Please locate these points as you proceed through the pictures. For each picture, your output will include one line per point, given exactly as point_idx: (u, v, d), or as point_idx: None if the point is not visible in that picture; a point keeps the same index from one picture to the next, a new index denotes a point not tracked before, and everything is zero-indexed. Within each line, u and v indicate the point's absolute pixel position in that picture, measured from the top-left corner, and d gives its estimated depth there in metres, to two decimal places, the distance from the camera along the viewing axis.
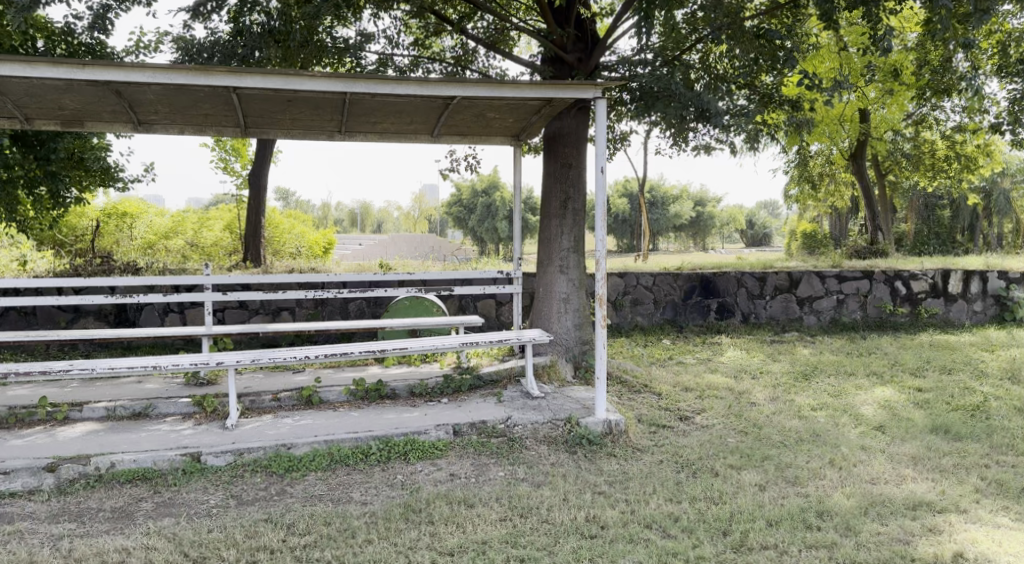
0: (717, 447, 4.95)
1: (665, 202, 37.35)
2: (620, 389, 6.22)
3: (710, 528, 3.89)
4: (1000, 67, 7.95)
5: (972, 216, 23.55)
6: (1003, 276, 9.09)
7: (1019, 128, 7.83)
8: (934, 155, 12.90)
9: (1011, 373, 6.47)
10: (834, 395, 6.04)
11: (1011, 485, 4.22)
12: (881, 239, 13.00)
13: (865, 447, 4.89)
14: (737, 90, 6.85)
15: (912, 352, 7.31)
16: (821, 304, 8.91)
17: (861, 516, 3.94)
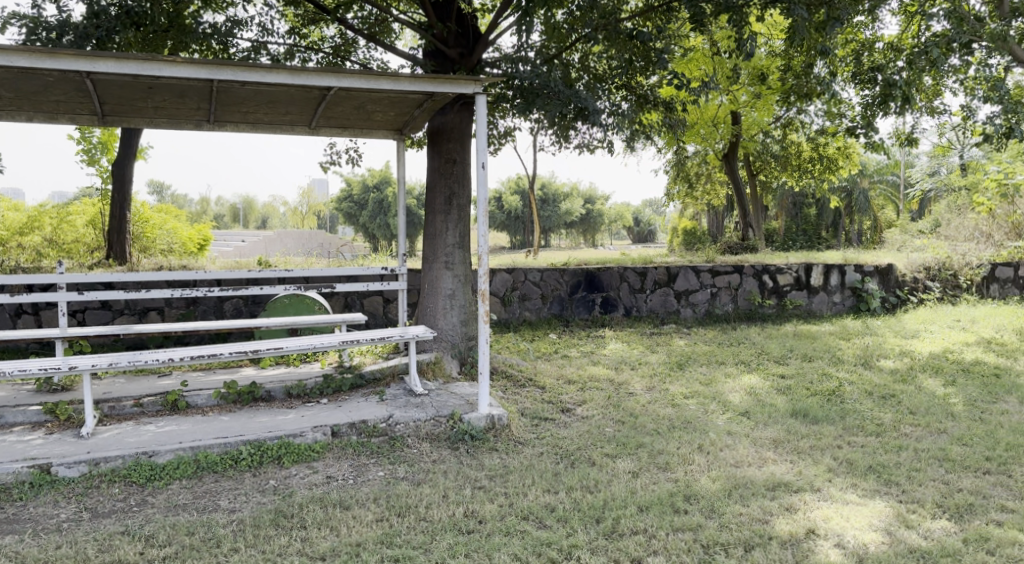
0: (595, 437, 5.06)
1: (556, 199, 38.00)
2: (505, 383, 6.25)
3: (584, 516, 3.97)
4: (853, 74, 8.56)
5: (835, 215, 25.22)
6: (859, 269, 9.66)
7: (871, 131, 8.46)
8: (799, 156, 13.72)
9: (864, 359, 6.96)
10: (706, 384, 6.31)
11: (859, 463, 4.53)
12: (752, 236, 13.74)
13: (732, 432, 5.12)
14: (615, 91, 7.03)
15: (778, 341, 7.74)
16: (697, 297, 9.29)
17: (725, 498, 4.13)
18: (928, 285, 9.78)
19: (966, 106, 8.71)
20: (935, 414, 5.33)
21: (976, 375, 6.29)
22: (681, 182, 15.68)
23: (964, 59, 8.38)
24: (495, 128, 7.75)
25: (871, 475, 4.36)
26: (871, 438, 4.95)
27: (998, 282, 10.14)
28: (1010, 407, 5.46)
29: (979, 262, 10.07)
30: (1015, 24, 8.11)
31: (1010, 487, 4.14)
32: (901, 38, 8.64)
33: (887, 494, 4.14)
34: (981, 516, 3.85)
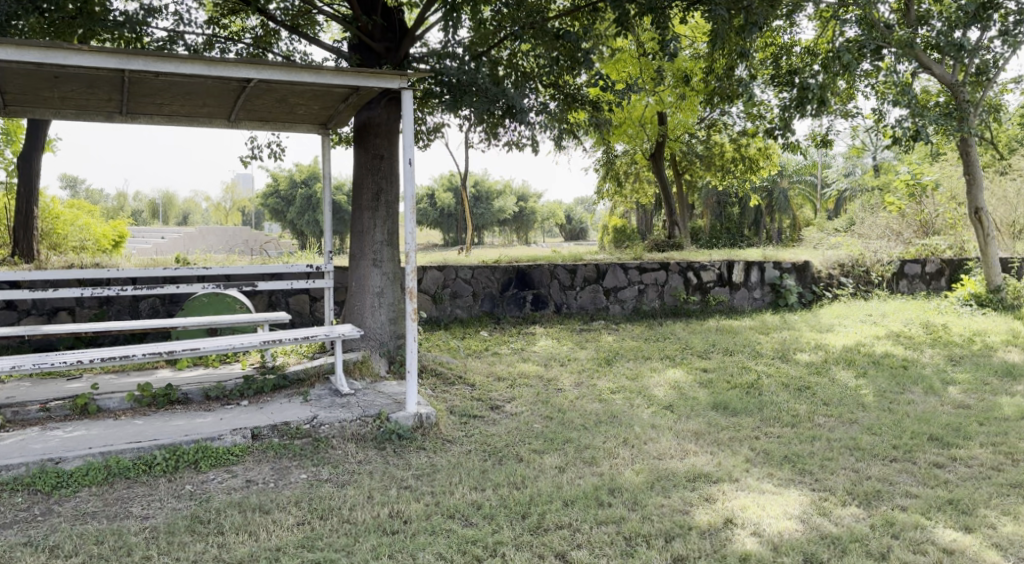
0: (523, 433, 5.08)
1: (489, 197, 38.01)
2: (434, 381, 6.20)
3: (510, 513, 3.97)
4: (772, 78, 8.85)
5: (757, 213, 25.97)
6: (777, 266, 9.97)
7: (788, 133, 8.77)
8: (722, 156, 14.09)
9: (781, 352, 7.20)
10: (632, 378, 6.41)
11: (776, 453, 4.68)
12: (678, 234, 14.05)
13: (656, 426, 5.22)
14: (542, 89, 7.08)
15: (702, 336, 7.93)
16: (625, 294, 9.44)
17: (648, 490, 4.21)
18: (842, 281, 10.17)
19: (877, 109, 9.09)
20: (846, 405, 5.55)
21: (884, 367, 6.59)
22: (610, 181, 15.90)
23: (874, 64, 8.77)
24: (423, 125, 7.68)
25: (786, 465, 4.51)
26: (787, 429, 5.12)
27: (906, 279, 10.51)
28: (915, 397, 5.72)
29: (889, 259, 10.43)
30: (920, 32, 8.52)
31: (915, 473, 4.33)
32: (818, 43, 8.94)
33: (801, 483, 4.29)
34: (888, 501, 4.02)
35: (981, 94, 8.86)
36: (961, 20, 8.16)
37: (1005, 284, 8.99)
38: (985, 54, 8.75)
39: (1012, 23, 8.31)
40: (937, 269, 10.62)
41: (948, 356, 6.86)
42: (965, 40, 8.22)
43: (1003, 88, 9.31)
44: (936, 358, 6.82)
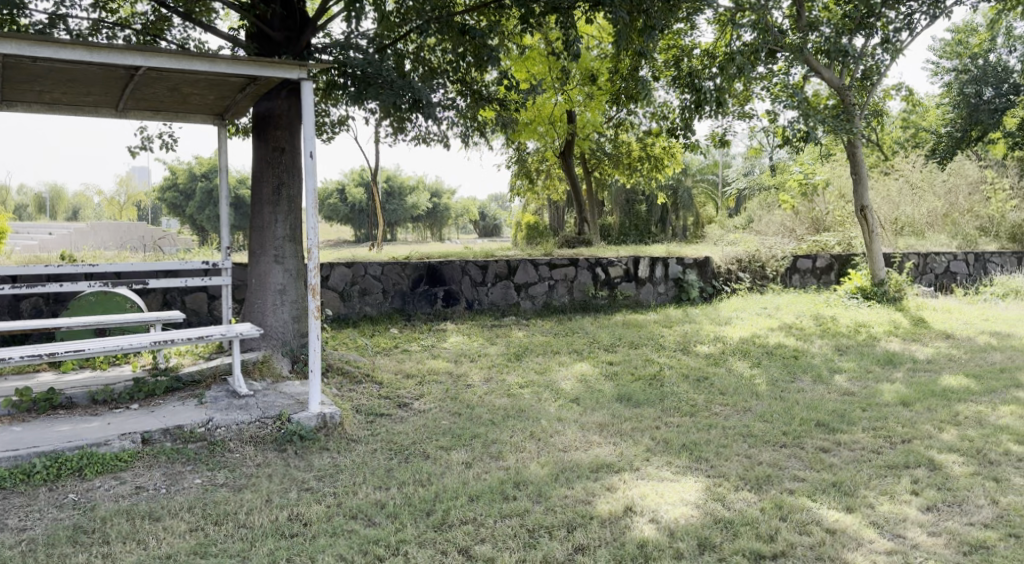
0: (430, 430, 5.04)
1: (402, 193, 37.59)
2: (340, 379, 6.08)
3: (414, 510, 3.94)
4: (673, 79, 9.12)
5: (663, 211, 26.70)
6: (680, 262, 10.28)
7: (688, 134, 9.09)
8: (630, 155, 14.41)
9: (683, 345, 7.43)
10: (540, 373, 6.48)
11: (675, 442, 4.83)
12: (588, 231, 14.27)
13: (562, 419, 5.28)
14: (449, 84, 7.04)
15: (609, 331, 8.09)
16: (535, 289, 9.51)
17: (552, 482, 4.26)
18: (740, 276, 10.60)
19: (770, 111, 9.50)
20: (741, 394, 5.78)
21: (777, 357, 6.90)
22: (522, 178, 16.00)
23: (769, 67, 9.15)
24: (327, 116, 7.50)
25: (684, 453, 4.65)
26: (686, 418, 5.28)
27: (799, 273, 11.00)
28: (805, 385, 6.02)
29: (783, 254, 10.91)
30: (810, 37, 8.92)
31: (802, 458, 4.53)
32: (716, 47, 9.20)
33: (698, 470, 4.43)
34: (777, 485, 4.20)
35: (866, 98, 9.38)
36: (847, 27, 8.61)
37: (888, 278, 9.55)
38: (870, 60, 9.26)
39: (893, 31, 8.82)
40: (827, 264, 11.15)
41: (836, 347, 7.23)
42: (850, 46, 8.68)
43: (885, 93, 9.89)
44: (824, 348, 7.18)
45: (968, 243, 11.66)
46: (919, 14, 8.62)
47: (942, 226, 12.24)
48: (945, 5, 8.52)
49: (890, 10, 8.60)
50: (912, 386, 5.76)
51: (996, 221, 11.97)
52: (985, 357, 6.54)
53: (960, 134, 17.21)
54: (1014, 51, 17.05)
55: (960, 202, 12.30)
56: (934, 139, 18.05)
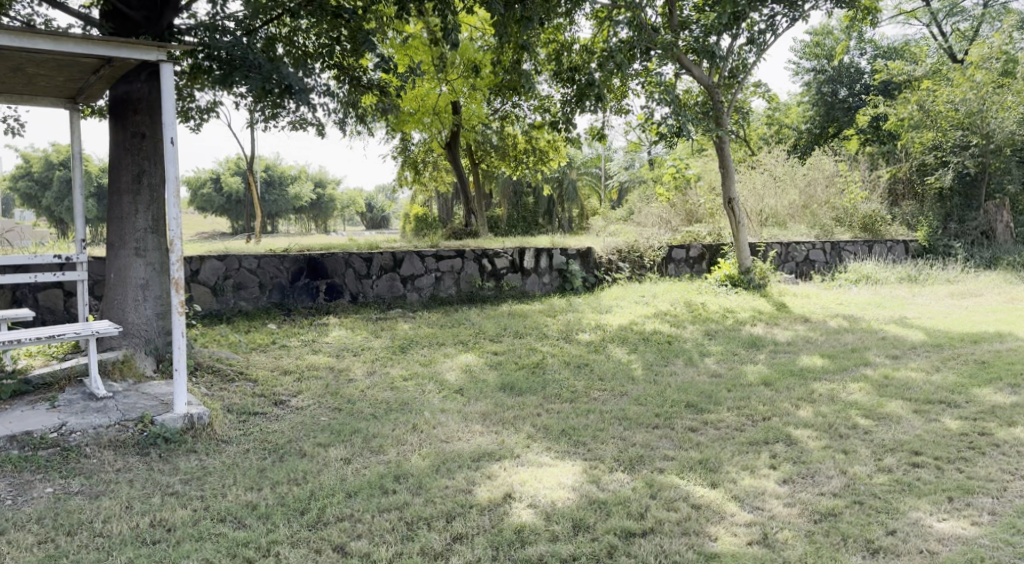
0: (308, 427, 4.89)
1: (282, 183, 36.34)
2: (211, 377, 5.81)
3: (288, 510, 3.84)
4: (555, 73, 9.24)
5: (550, 202, 26.78)
6: (564, 252, 10.43)
7: (570, 127, 9.26)
8: (515, 147, 14.44)
9: (565, 333, 7.58)
10: (424, 364, 6.42)
11: (555, 428, 4.91)
12: (475, 222, 14.28)
13: (445, 410, 5.25)
14: (324, 69, 6.85)
15: (494, 321, 8.13)
16: (422, 281, 9.42)
17: (432, 474, 4.24)
18: (620, 265, 10.87)
19: (646, 107, 9.81)
20: (618, 379, 5.97)
21: (653, 343, 7.16)
22: (408, 170, 15.81)
23: (644, 64, 9.44)
24: (193, 101, 7.14)
25: (563, 439, 4.75)
26: (566, 404, 5.40)
27: (674, 263, 11.41)
28: (677, 368, 6.30)
29: (659, 244, 11.31)
30: (682, 36, 9.23)
31: (674, 438, 4.72)
32: (594, 42, 9.35)
33: (576, 454, 4.54)
34: (649, 465, 4.35)
35: (733, 96, 9.85)
36: (715, 27, 9.01)
37: (753, 266, 10.11)
38: (736, 59, 9.72)
39: (757, 32, 9.29)
40: (699, 253, 11.64)
41: (706, 332, 7.58)
42: (717, 46, 9.09)
43: (751, 91, 10.41)
44: (696, 334, 7.52)
45: (825, 233, 12.49)
46: (780, 16, 9.12)
47: (802, 217, 13.06)
48: (802, 8, 9.05)
49: (754, 11, 9.05)
50: (774, 367, 6.12)
51: (850, 212, 12.79)
52: (839, 339, 7.03)
53: (818, 130, 18.39)
54: (864, 54, 18.35)
55: (818, 194, 13.08)
56: (796, 135, 19.21)
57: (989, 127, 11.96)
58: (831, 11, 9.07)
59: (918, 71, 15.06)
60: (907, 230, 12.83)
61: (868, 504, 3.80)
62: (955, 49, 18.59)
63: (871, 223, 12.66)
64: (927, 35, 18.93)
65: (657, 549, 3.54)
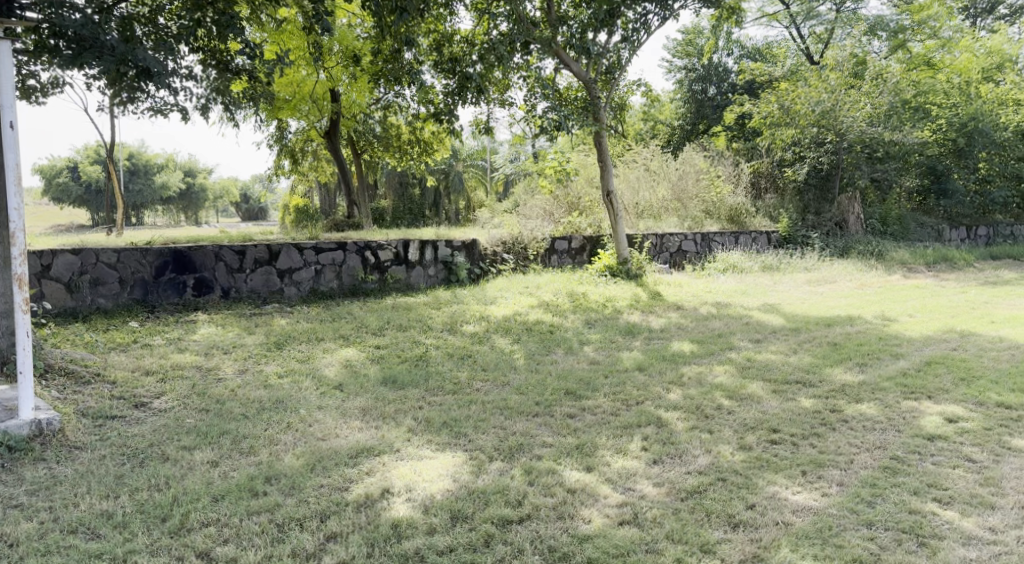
0: (172, 430, 4.62)
1: (148, 171, 34.25)
2: (62, 380, 5.40)
3: (147, 518, 3.65)
4: (435, 64, 9.17)
5: (436, 196, 26.84)
6: (449, 244, 10.29)
7: (451, 119, 9.25)
8: (399, 138, 14.05)
9: (449, 325, 7.53)
10: (301, 361, 6.16)
11: (436, 420, 4.82)
12: (358, 215, 13.97)
13: (322, 406, 5.05)
14: (189, 53, 6.53)
15: (376, 315, 7.95)
16: (300, 275, 9.07)
17: (307, 473, 4.11)
18: (505, 257, 10.91)
19: (527, 100, 9.89)
20: (500, 369, 5.98)
21: (535, 333, 7.22)
22: (287, 160, 15.25)
23: (525, 58, 9.50)
24: (36, 78, 6.58)
25: (444, 430, 4.68)
26: (448, 396, 5.31)
27: (556, 254, 11.60)
28: (557, 357, 6.40)
29: (543, 236, 11.44)
30: (560, 31, 9.36)
31: (552, 425, 4.76)
32: (474, 34, 9.30)
33: (456, 445, 4.48)
34: (528, 452, 4.39)
35: (610, 92, 10.11)
36: (592, 23, 9.21)
37: (630, 257, 10.47)
38: (613, 56, 9.96)
39: (631, 30, 9.57)
40: (580, 245, 11.88)
41: (586, 321, 7.74)
42: (593, 42, 9.28)
43: (628, 89, 10.71)
44: (576, 323, 7.67)
45: (696, 224, 13.04)
46: (652, 15, 9.43)
47: (674, 210, 13.58)
48: (672, 8, 9.39)
49: (627, 10, 9.32)
50: (649, 353, 6.34)
51: (717, 205, 13.35)
52: (708, 325, 7.37)
53: (690, 127, 19.20)
54: (732, 53, 19.27)
55: (688, 188, 13.58)
56: (669, 131, 19.96)
57: (841, 125, 12.89)
58: (699, 11, 9.45)
59: (778, 72, 15.97)
60: (769, 222, 13.47)
61: (730, 481, 4.00)
62: (812, 51, 19.91)
63: (737, 216, 13.33)
64: (787, 37, 20.10)
65: (533, 535, 3.60)
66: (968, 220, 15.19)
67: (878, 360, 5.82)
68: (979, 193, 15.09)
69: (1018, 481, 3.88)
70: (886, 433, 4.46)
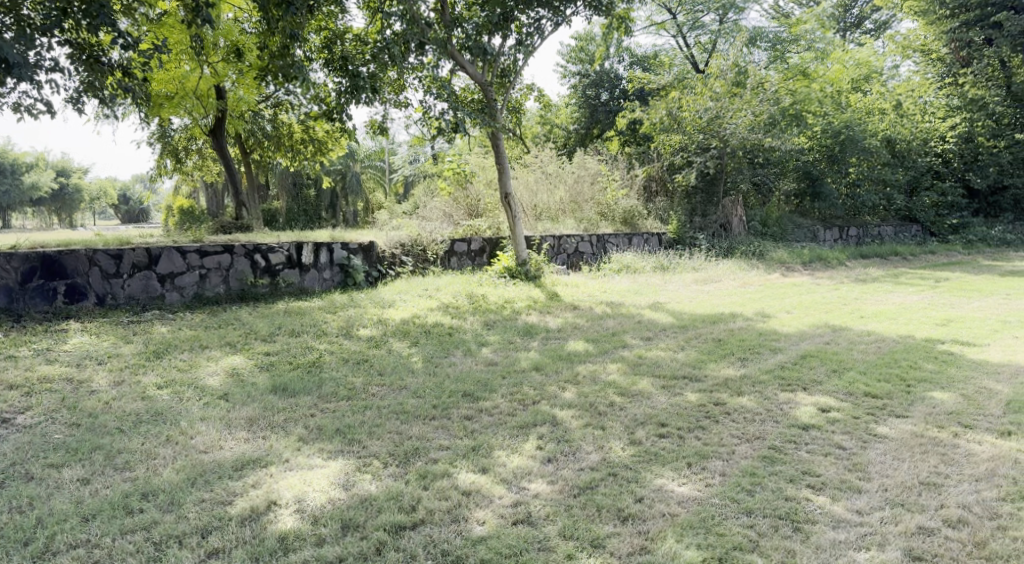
0: (37, 447, 4.32)
1: (15, 171, 32.02)
2: None
3: (7, 543, 3.52)
4: (326, 61, 8.97)
5: (332, 195, 27.37)
6: (345, 247, 10.07)
7: (344, 118, 9.11)
8: (292, 138, 13.56)
9: (344, 329, 7.35)
10: (184, 370, 5.87)
11: (328, 427, 4.66)
12: (247, 216, 13.46)
13: (205, 417, 4.81)
14: (58, 43, 6.21)
15: (266, 320, 7.67)
16: (183, 280, 8.66)
17: (187, 487, 3.94)
18: (403, 259, 10.78)
19: (422, 101, 9.81)
20: (398, 373, 5.86)
21: (433, 336, 7.18)
22: (169, 159, 14.51)
23: (419, 59, 9.42)
24: None
25: (336, 437, 4.53)
26: (342, 402, 5.14)
27: (456, 256, 11.55)
28: (456, 359, 6.37)
29: (442, 238, 11.37)
30: (455, 32, 9.28)
31: (449, 428, 4.71)
32: (367, 32, 9.16)
33: (349, 453, 4.35)
34: (423, 456, 4.32)
35: (506, 95, 10.18)
36: (486, 26, 9.22)
37: (529, 259, 10.58)
38: (508, 59, 10.04)
39: (525, 34, 9.68)
40: (480, 247, 11.88)
41: (485, 323, 7.76)
42: (489, 45, 9.30)
43: (523, 93, 10.81)
44: (475, 324, 7.69)
45: (592, 226, 13.31)
46: (546, 20, 9.57)
47: (571, 212, 13.82)
48: (565, 13, 9.56)
49: (521, 13, 9.44)
50: (545, 353, 6.41)
51: (612, 207, 13.64)
52: (603, 324, 7.54)
53: (584, 131, 19.62)
54: (622, 61, 19.94)
55: (584, 191, 13.88)
56: (565, 135, 20.37)
57: (725, 131, 13.55)
58: (590, 18, 9.68)
59: (664, 79, 16.61)
60: (660, 224, 13.92)
61: (621, 475, 4.11)
62: (697, 59, 20.81)
63: (631, 218, 13.70)
64: (675, 46, 20.84)
65: (426, 541, 3.60)
66: (841, 220, 16.09)
67: (759, 354, 6.12)
68: (849, 196, 15.83)
69: (882, 465, 4.16)
70: (766, 424, 4.68)
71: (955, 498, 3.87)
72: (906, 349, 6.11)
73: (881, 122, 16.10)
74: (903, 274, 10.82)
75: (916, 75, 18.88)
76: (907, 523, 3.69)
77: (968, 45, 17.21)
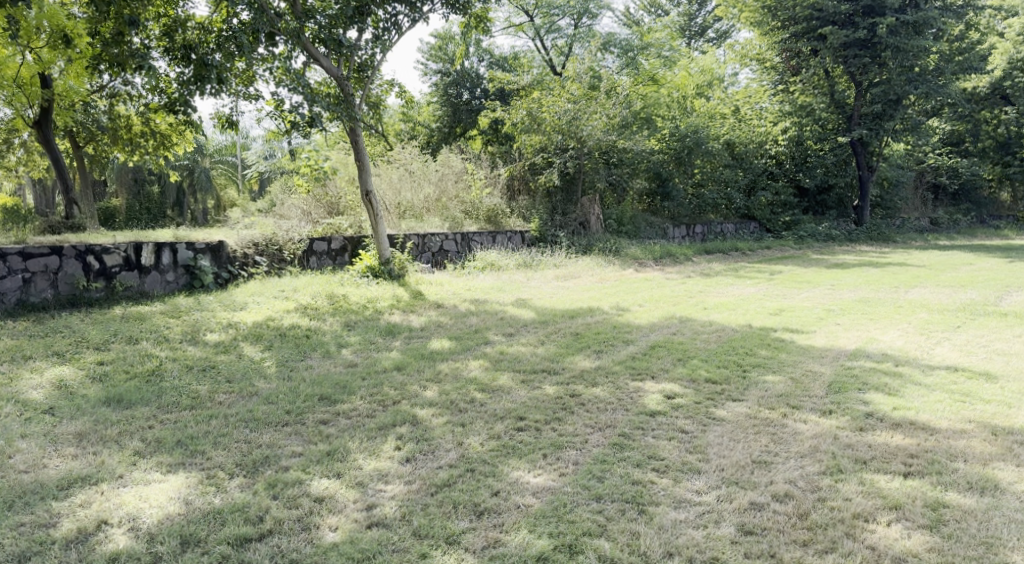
0: None
1: None
2: None
3: None
4: (166, 49, 8.45)
5: (178, 192, 25.95)
6: (190, 247, 9.50)
7: (188, 110, 8.60)
8: (129, 130, 12.31)
9: (189, 335, 6.95)
10: (3, 383, 5.37)
11: (168, 439, 4.40)
12: (79, 214, 12.38)
13: (25, 434, 4.42)
14: None
15: (100, 327, 7.12)
16: (4, 285, 7.92)
17: (3, 512, 3.64)
18: (257, 259, 10.34)
19: (275, 94, 9.44)
20: (248, 379, 5.61)
21: (289, 339, 6.94)
22: None
23: (271, 50, 9.05)
24: None
25: (177, 449, 4.28)
26: (186, 412, 4.86)
27: (315, 256, 11.20)
28: (313, 361, 6.19)
29: (300, 237, 10.98)
30: (307, 24, 9.01)
31: (303, 433, 4.55)
32: (211, 20, 8.69)
33: (191, 465, 4.12)
34: (274, 464, 4.16)
35: (363, 89, 9.96)
36: (340, 18, 9.05)
37: (391, 257, 10.44)
38: (364, 54, 9.88)
39: (381, 29, 9.56)
40: (341, 246, 11.56)
41: (345, 324, 7.59)
42: (343, 38, 9.13)
43: (381, 88, 10.61)
44: (335, 325, 7.50)
45: (456, 224, 13.32)
46: (402, 15, 9.48)
47: (435, 210, 13.74)
48: (422, 10, 9.51)
49: (376, 7, 9.31)
50: (406, 353, 6.35)
51: (475, 205, 13.74)
52: (466, 321, 7.58)
53: (446, 130, 19.68)
54: (481, 61, 20.17)
55: (448, 189, 13.86)
56: (427, 133, 20.29)
57: (582, 132, 13.97)
58: (447, 16, 9.66)
59: (522, 81, 16.94)
60: (522, 222, 14.15)
61: (477, 471, 4.14)
62: (555, 62, 21.23)
63: (494, 216, 13.84)
64: (533, 48, 21.18)
65: (272, 551, 3.48)
66: (691, 218, 16.97)
67: (612, 346, 6.35)
68: (694, 196, 16.79)
69: (720, 447, 4.43)
70: (616, 412, 4.88)
71: (783, 474, 4.19)
72: (744, 338, 6.55)
73: (722, 126, 17.19)
74: (743, 268, 11.58)
75: (753, 82, 20.29)
76: (740, 500, 3.95)
77: (797, 56, 18.45)
